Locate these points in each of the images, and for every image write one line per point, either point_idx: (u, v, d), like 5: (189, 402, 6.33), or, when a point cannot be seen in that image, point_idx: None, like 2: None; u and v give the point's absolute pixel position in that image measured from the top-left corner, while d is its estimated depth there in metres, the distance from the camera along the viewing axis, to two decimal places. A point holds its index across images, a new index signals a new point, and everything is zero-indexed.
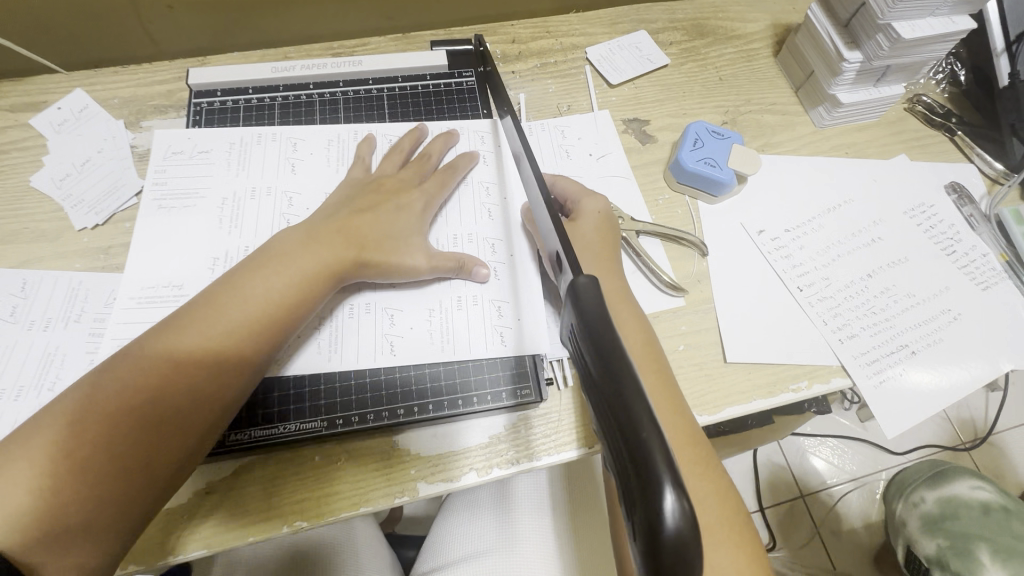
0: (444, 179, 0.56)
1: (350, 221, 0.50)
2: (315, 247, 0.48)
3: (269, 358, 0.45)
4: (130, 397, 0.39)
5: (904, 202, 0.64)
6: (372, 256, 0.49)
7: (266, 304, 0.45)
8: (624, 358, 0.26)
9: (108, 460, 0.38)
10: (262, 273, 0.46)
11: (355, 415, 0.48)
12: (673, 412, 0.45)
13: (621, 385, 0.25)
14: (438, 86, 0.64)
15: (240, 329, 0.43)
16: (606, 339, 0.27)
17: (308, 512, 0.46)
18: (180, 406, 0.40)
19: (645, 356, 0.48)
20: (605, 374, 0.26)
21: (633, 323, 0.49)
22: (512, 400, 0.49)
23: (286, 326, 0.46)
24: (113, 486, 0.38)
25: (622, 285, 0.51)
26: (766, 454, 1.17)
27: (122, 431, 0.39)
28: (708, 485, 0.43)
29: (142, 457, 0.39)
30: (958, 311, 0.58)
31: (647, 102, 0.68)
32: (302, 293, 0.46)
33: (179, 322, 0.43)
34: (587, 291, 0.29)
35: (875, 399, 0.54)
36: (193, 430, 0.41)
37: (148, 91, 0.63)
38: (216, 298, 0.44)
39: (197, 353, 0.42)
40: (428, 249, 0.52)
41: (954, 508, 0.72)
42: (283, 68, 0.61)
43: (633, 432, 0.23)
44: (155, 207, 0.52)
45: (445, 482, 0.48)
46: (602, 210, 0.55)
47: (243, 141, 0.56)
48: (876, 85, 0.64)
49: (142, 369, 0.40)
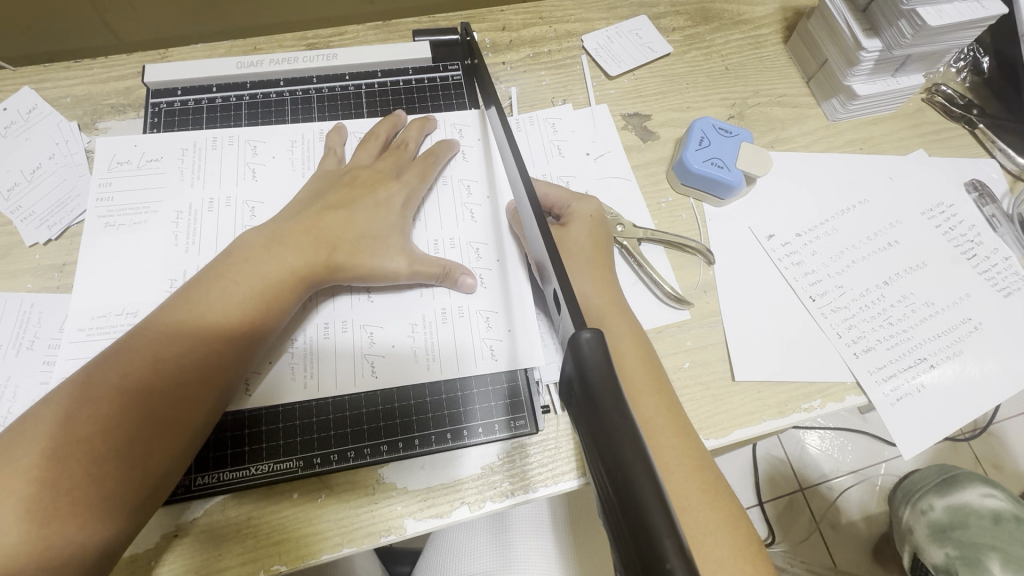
0: (424, 170, 0.51)
1: (318, 223, 0.46)
2: (278, 252, 0.43)
3: (238, 374, 0.41)
4: (78, 427, 0.35)
5: (922, 201, 0.60)
6: (344, 259, 0.45)
7: (229, 316, 0.40)
8: (643, 456, 0.21)
9: (60, 499, 0.33)
10: (220, 283, 0.41)
11: (335, 453, 0.44)
12: (674, 434, 0.41)
13: (638, 495, 0.20)
14: (421, 81, 0.58)
15: (202, 345, 0.39)
16: (618, 426, 0.22)
17: (287, 554, 0.42)
18: (137, 434, 0.36)
19: (649, 378, 0.43)
20: (619, 476, 0.21)
21: (632, 342, 0.44)
22: (507, 432, 0.46)
23: (254, 338, 0.41)
24: (65, 527, 0.33)
25: (620, 301, 0.47)
26: (765, 448, 1.14)
27: (70, 468, 0.34)
28: (718, 516, 0.39)
29: (94, 496, 0.34)
30: (979, 320, 0.55)
31: (648, 95, 0.63)
32: (267, 302, 0.42)
33: (130, 343, 0.38)
34: (592, 351, 0.25)
35: (892, 419, 0.51)
36: (154, 459, 0.36)
37: (103, 88, 0.57)
38: (175, 314, 0.40)
39: (153, 374, 0.37)
40: (408, 250, 0.47)
41: (964, 516, 0.70)
42: (249, 63, 0.55)
43: (655, 564, 0.19)
44: (102, 225, 0.48)
45: (434, 518, 0.43)
46: (594, 215, 0.51)
47: (196, 147, 0.51)
48: (894, 76, 0.60)
49: (92, 396, 0.36)
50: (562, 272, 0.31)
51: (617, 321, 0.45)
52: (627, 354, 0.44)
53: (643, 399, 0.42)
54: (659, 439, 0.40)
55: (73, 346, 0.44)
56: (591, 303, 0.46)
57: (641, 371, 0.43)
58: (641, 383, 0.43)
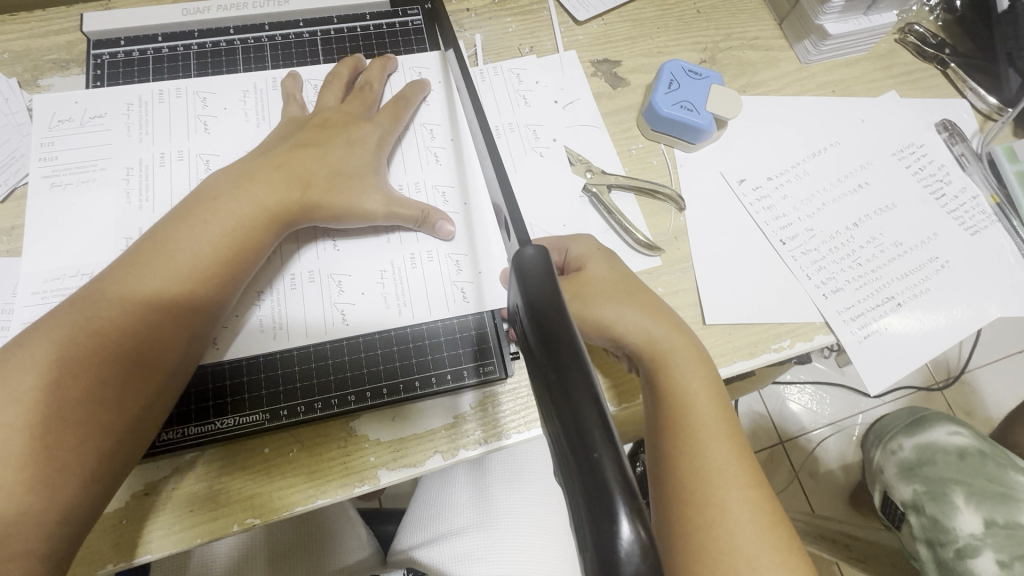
0: (396, 112, 0.49)
1: (289, 160, 0.43)
2: (249, 190, 0.41)
3: (214, 316, 0.39)
4: (46, 372, 0.34)
5: (892, 142, 0.60)
6: (319, 196, 0.43)
7: (198, 257, 0.38)
8: (578, 357, 0.21)
9: (25, 446, 0.32)
10: (189, 224, 0.39)
11: (301, 406, 0.43)
12: (734, 451, 0.37)
13: (572, 393, 0.20)
14: (380, 27, 0.55)
15: (173, 285, 0.37)
16: (564, 341, 0.22)
17: (261, 507, 0.41)
18: (108, 377, 0.35)
19: (723, 419, 0.38)
20: (551, 376, 0.21)
21: (698, 370, 0.40)
22: (475, 377, 0.45)
23: (228, 279, 0.40)
24: (38, 475, 0.32)
25: (675, 321, 0.41)
26: (747, 404, 1.16)
27: (42, 412, 0.33)
28: (795, 568, 0.35)
29: (68, 442, 0.33)
30: (946, 259, 0.56)
31: (617, 41, 0.61)
32: (240, 241, 0.40)
33: (99, 286, 0.37)
34: (534, 266, 0.25)
35: (861, 357, 0.52)
36: (127, 403, 0.35)
37: (43, 43, 0.54)
38: (144, 255, 0.38)
39: (120, 317, 0.36)
40: (386, 190, 0.45)
41: (931, 453, 0.72)
42: (196, 10, 0.52)
43: (585, 455, 0.19)
44: (48, 186, 0.46)
45: (408, 468, 0.43)
46: (597, 248, 0.44)
47: (142, 100, 0.49)
48: (866, 14, 0.59)
49: (58, 339, 0.34)
50: (518, 216, 0.32)
51: (685, 349, 0.40)
52: (699, 401, 0.39)
53: (713, 444, 0.37)
54: (721, 485, 0.36)
55: (27, 310, 0.42)
56: (651, 336, 0.40)
57: (715, 412, 0.39)
58: (714, 425, 0.38)
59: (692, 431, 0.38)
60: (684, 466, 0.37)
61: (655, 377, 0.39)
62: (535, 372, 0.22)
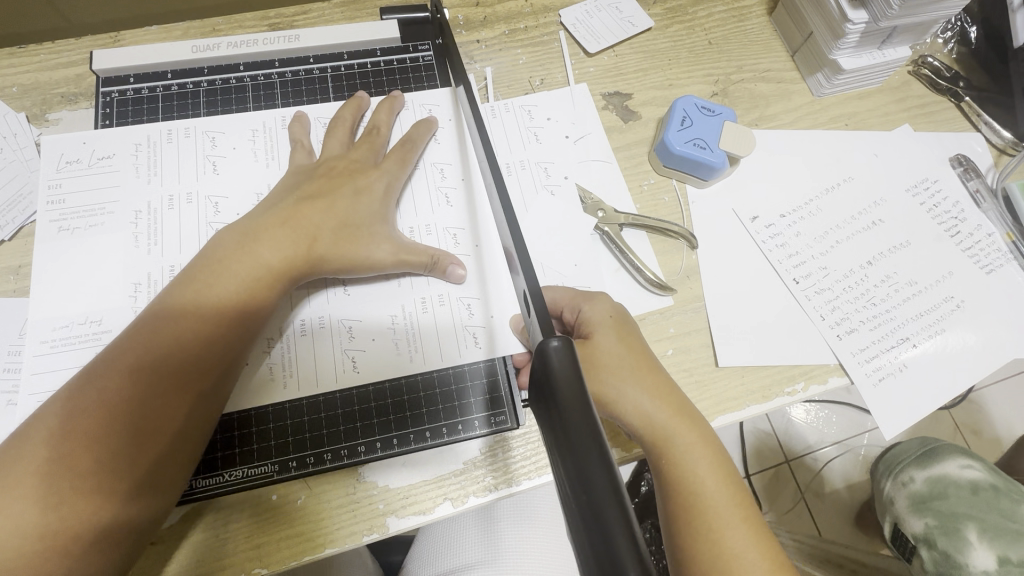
0: (403, 155, 0.48)
1: (295, 215, 0.43)
2: (254, 249, 0.41)
3: (222, 378, 0.38)
4: (59, 444, 0.33)
5: (906, 178, 0.59)
6: (326, 250, 0.42)
7: (204, 321, 0.38)
8: (611, 477, 0.21)
9: (42, 516, 0.32)
10: (194, 287, 0.39)
11: (311, 456, 0.43)
12: (750, 526, 0.37)
13: (603, 518, 0.20)
14: (391, 63, 0.55)
15: (180, 350, 0.37)
16: (594, 458, 0.22)
17: (268, 557, 0.41)
18: (118, 447, 0.34)
19: (735, 500, 0.38)
20: (583, 497, 0.21)
21: (699, 437, 0.39)
22: (487, 428, 0.45)
23: (236, 339, 0.39)
24: (58, 543, 0.32)
25: (682, 404, 0.40)
26: (752, 422, 1.15)
27: (54, 485, 0.33)
28: None
29: (80, 512, 0.33)
30: (962, 298, 0.55)
31: (628, 73, 0.61)
32: (246, 301, 0.39)
33: (109, 356, 0.36)
34: (560, 361, 0.24)
35: (880, 414, 0.50)
36: (139, 471, 0.34)
37: (52, 76, 0.53)
38: (152, 322, 0.37)
39: (128, 385, 0.35)
40: (394, 238, 0.45)
41: (943, 487, 0.71)
42: (205, 46, 0.52)
43: None
44: (55, 230, 0.45)
45: (416, 516, 0.42)
46: (609, 315, 0.42)
47: (150, 141, 0.48)
48: (880, 48, 0.58)
49: (71, 412, 0.34)
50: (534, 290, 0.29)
51: (687, 433, 0.39)
52: (709, 480, 0.38)
53: (728, 531, 0.37)
54: (744, 564, 0.36)
55: (37, 359, 0.42)
56: (650, 418, 0.39)
57: (727, 496, 0.38)
58: (727, 511, 0.37)
59: (705, 518, 0.37)
60: (703, 539, 0.37)
61: (662, 461, 0.39)
62: (566, 487, 0.22)
